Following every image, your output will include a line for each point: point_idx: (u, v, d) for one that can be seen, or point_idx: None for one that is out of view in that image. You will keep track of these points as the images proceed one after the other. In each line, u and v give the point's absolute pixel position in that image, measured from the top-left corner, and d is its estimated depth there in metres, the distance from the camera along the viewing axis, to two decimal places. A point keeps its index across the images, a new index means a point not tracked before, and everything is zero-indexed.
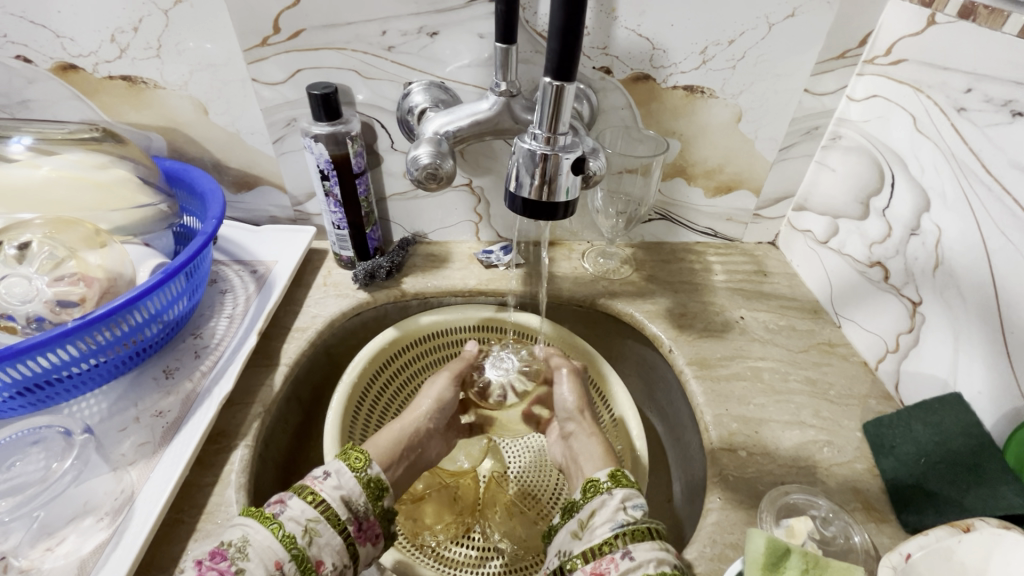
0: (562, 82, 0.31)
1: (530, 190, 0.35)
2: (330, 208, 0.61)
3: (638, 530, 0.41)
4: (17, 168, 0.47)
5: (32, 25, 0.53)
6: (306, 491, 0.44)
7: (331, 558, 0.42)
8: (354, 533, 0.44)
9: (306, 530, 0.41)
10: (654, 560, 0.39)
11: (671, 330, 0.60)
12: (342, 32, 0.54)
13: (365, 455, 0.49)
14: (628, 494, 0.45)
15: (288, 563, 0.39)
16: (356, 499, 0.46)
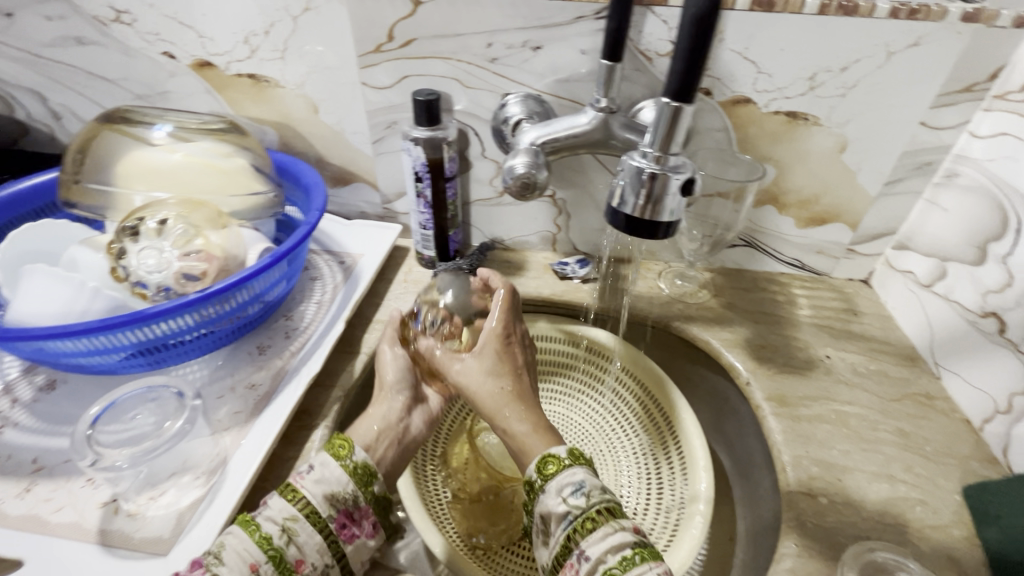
0: (681, 103, 0.31)
1: (634, 208, 0.35)
2: (420, 208, 0.63)
3: (587, 519, 0.38)
4: (158, 151, 0.52)
5: (181, 25, 0.59)
6: (288, 487, 0.40)
7: (312, 556, 0.38)
8: (338, 531, 0.40)
9: (283, 529, 0.38)
10: (610, 550, 0.36)
11: (750, 362, 0.58)
12: (451, 43, 0.56)
13: (349, 444, 0.44)
14: (562, 479, 0.41)
15: (265, 566, 0.36)
16: (345, 493, 0.41)
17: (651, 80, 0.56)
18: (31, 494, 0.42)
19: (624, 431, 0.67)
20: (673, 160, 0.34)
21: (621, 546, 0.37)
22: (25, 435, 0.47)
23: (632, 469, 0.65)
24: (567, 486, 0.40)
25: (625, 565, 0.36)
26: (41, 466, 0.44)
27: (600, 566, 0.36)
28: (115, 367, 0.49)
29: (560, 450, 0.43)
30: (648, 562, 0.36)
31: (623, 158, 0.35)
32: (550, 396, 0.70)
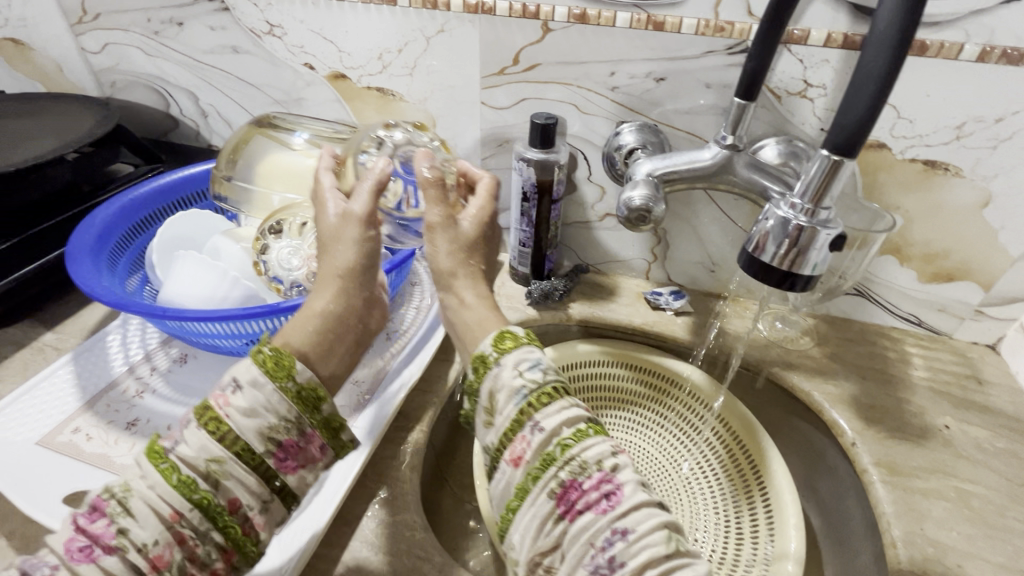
0: (841, 157, 0.31)
1: (774, 257, 0.35)
2: (521, 226, 0.64)
3: (544, 393, 0.36)
4: (297, 156, 0.57)
5: (323, 40, 0.64)
6: (208, 418, 0.34)
7: (246, 496, 0.34)
8: (277, 467, 0.35)
9: (207, 474, 0.33)
10: (564, 422, 0.35)
11: (857, 422, 0.55)
12: (574, 69, 0.57)
13: (288, 361, 0.36)
14: (519, 354, 0.38)
15: (189, 514, 0.32)
16: (284, 420, 0.36)
17: (775, 117, 0.54)
18: None
19: (704, 475, 0.65)
20: (824, 214, 0.34)
21: (576, 419, 0.35)
22: (162, 403, 0.52)
23: (711, 515, 0.62)
24: (525, 362, 0.37)
25: (578, 436, 0.35)
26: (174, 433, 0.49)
27: (555, 437, 0.34)
28: (241, 350, 0.54)
29: (518, 329, 0.40)
30: (601, 435, 0.35)
31: (768, 205, 0.35)
32: (626, 426, 0.68)
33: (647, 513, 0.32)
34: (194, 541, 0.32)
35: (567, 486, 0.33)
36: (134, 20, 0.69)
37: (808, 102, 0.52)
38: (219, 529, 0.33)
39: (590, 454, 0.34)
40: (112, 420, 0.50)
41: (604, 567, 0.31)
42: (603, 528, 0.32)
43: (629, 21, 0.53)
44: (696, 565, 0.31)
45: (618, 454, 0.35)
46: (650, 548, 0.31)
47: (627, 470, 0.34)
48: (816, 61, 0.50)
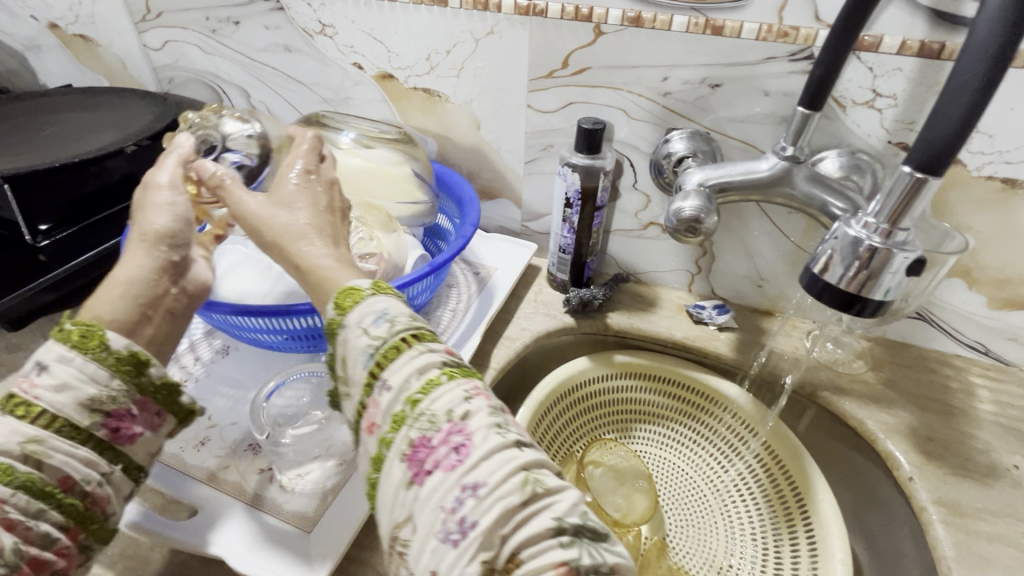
0: (924, 176, 0.31)
1: (842, 279, 0.35)
2: (562, 232, 0.63)
3: (390, 348, 0.35)
4: (342, 155, 0.57)
5: (374, 40, 0.64)
6: (16, 403, 0.32)
7: (79, 471, 0.33)
8: (109, 438, 0.35)
9: (26, 456, 0.31)
10: (416, 373, 0.34)
11: (915, 455, 0.51)
12: (625, 74, 0.56)
13: (97, 331, 0.36)
14: (363, 310, 0.37)
15: (13, 499, 0.31)
16: (106, 390, 0.35)
17: (838, 128, 0.51)
18: (204, 448, 0.48)
19: (741, 497, 0.62)
20: (900, 237, 0.34)
21: (428, 368, 0.34)
22: (203, 393, 0.53)
23: (747, 540, 0.60)
24: (366, 317, 0.36)
25: (427, 388, 0.34)
26: (214, 424, 0.50)
27: (402, 394, 0.34)
28: (280, 345, 0.54)
29: (360, 284, 0.39)
30: (454, 380, 0.34)
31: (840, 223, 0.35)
32: (662, 439, 0.67)
33: (499, 461, 0.31)
34: (25, 524, 0.31)
35: (417, 444, 0.32)
36: (193, 18, 0.71)
37: (876, 113, 0.49)
38: (53, 509, 0.32)
39: (438, 406, 0.33)
40: None
41: (456, 528, 0.29)
42: (452, 486, 0.30)
43: (686, 24, 0.51)
44: (556, 508, 0.30)
45: (472, 399, 0.33)
46: (503, 500, 0.30)
47: (479, 415, 0.33)
48: (887, 70, 0.47)
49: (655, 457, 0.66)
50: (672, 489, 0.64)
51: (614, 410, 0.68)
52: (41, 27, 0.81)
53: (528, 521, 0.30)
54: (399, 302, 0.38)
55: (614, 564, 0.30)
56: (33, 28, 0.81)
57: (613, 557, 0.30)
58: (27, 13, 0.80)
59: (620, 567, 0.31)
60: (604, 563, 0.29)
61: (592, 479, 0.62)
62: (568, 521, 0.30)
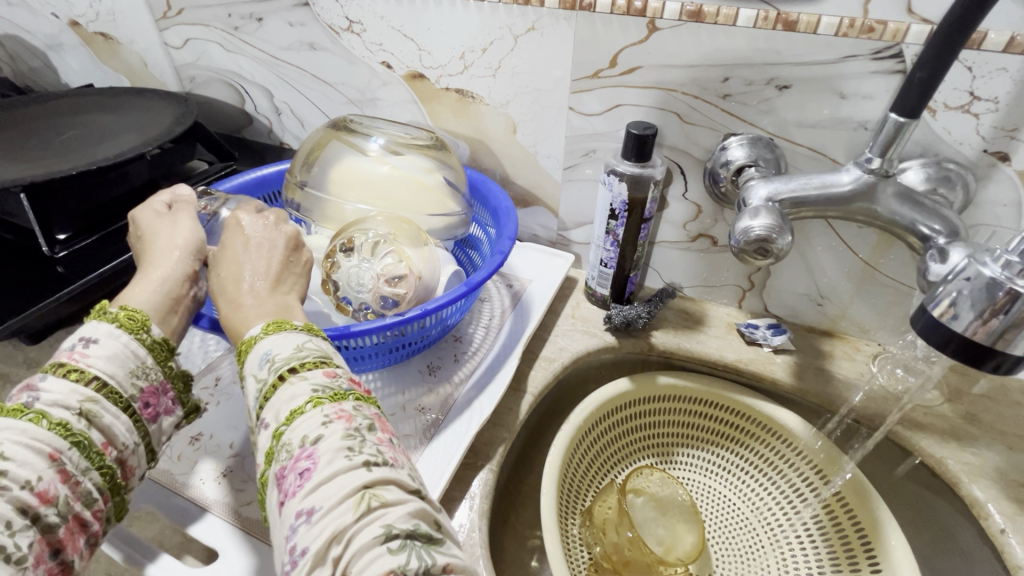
0: None
1: (972, 326, 0.31)
2: (605, 245, 0.58)
3: (268, 387, 0.34)
4: (371, 163, 0.53)
5: (404, 37, 0.60)
6: (67, 368, 0.34)
7: (121, 435, 0.35)
8: (141, 410, 0.36)
9: (81, 413, 0.33)
10: (285, 410, 0.33)
11: (1006, 502, 0.46)
12: (679, 73, 0.51)
13: (142, 317, 0.38)
14: (252, 356, 0.36)
15: (69, 451, 0.32)
16: (142, 366, 0.37)
17: (925, 134, 0.45)
18: (225, 480, 0.45)
19: (797, 535, 0.57)
20: None
21: (296, 397, 0.33)
22: (225, 418, 0.50)
23: None
24: (251, 363, 0.36)
25: (291, 418, 0.33)
26: (236, 452, 0.47)
27: (272, 429, 0.33)
28: None
29: (255, 330, 0.38)
30: (316, 408, 0.33)
31: (969, 262, 0.32)
32: (706, 465, 0.62)
33: (338, 484, 0.30)
34: (75, 479, 0.32)
35: (278, 476, 0.31)
36: (215, 15, 0.68)
37: (972, 119, 0.43)
38: (96, 469, 0.33)
39: (295, 435, 0.32)
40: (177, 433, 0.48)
41: (289, 557, 0.29)
42: (290, 511, 0.30)
43: (754, 19, 0.46)
44: (387, 515, 0.29)
45: (330, 423, 0.32)
46: (336, 520, 0.28)
47: (330, 439, 0.31)
48: (989, 70, 0.42)
49: (700, 484, 0.62)
50: (718, 520, 0.60)
51: (655, 432, 0.64)
52: (62, 25, 0.78)
53: (357, 537, 0.28)
54: (288, 338, 0.37)
55: (446, 565, 0.28)
56: (55, 25, 0.79)
57: (445, 557, 0.28)
58: (47, 10, 0.77)
59: (457, 567, 0.29)
60: (434, 564, 0.28)
61: (633, 508, 0.58)
62: (399, 526, 0.28)
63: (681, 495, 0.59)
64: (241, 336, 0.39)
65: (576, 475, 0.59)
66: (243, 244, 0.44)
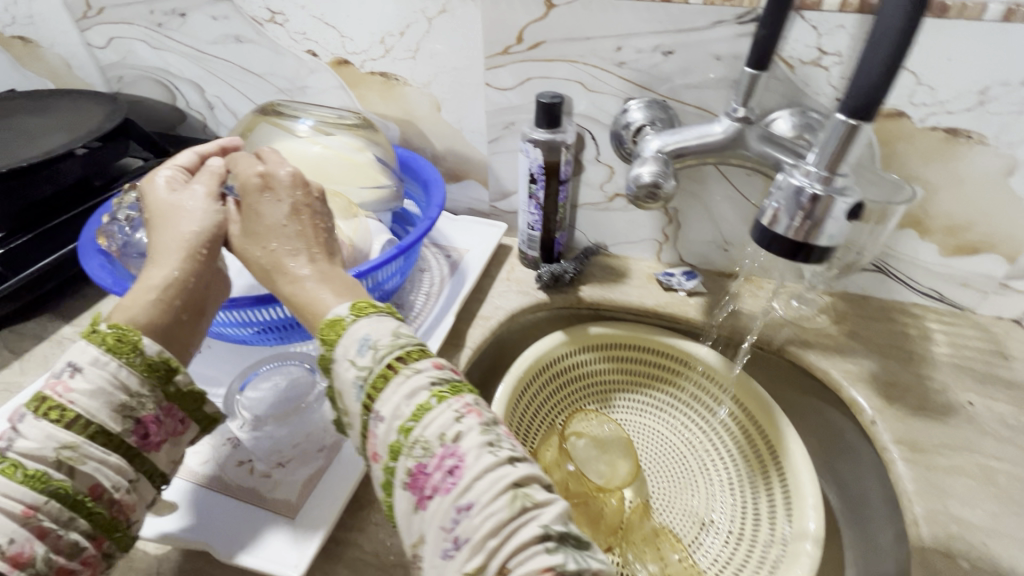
0: (859, 120, 0.34)
1: (789, 229, 0.38)
2: (529, 209, 0.64)
3: (378, 377, 0.35)
4: (301, 142, 0.57)
5: (325, 25, 0.63)
6: (50, 407, 0.35)
7: (107, 479, 0.35)
8: (137, 444, 0.37)
9: (58, 462, 0.34)
10: (406, 399, 0.34)
11: (877, 399, 0.53)
12: (579, 46, 0.56)
13: (133, 336, 0.37)
14: (347, 341, 0.37)
15: (46, 506, 0.33)
16: (131, 398, 0.37)
17: (789, 88, 0.52)
18: None
19: (718, 456, 0.64)
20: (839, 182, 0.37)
21: (417, 392, 0.34)
22: None
23: (727, 497, 0.62)
24: (350, 348, 0.36)
25: (418, 414, 0.34)
26: None
27: (395, 423, 0.34)
28: (252, 338, 0.54)
29: (342, 313, 0.39)
30: (444, 402, 0.34)
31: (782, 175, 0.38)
32: (640, 406, 0.69)
33: (491, 481, 0.31)
34: (56, 533, 0.33)
35: (416, 471, 0.33)
36: (137, 13, 0.69)
37: (823, 71, 0.51)
38: (81, 517, 0.34)
39: (429, 431, 0.33)
40: None
41: (450, 544, 0.31)
42: (446, 507, 0.31)
43: None
44: (542, 515, 0.31)
45: (463, 419, 0.34)
46: (493, 516, 0.30)
47: (470, 436, 0.33)
48: (831, 28, 0.48)
49: (635, 423, 0.68)
50: (652, 452, 0.66)
51: (593, 381, 0.69)
52: None
53: (515, 533, 0.30)
54: (380, 324, 0.38)
55: (597, 569, 0.31)
56: None
57: (596, 561, 0.31)
58: None
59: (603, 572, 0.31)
60: (588, 567, 0.30)
61: (575, 449, 0.64)
62: (554, 527, 0.31)
63: (617, 432, 0.65)
64: (325, 318, 0.39)
65: (521, 424, 0.64)
66: (291, 221, 0.43)
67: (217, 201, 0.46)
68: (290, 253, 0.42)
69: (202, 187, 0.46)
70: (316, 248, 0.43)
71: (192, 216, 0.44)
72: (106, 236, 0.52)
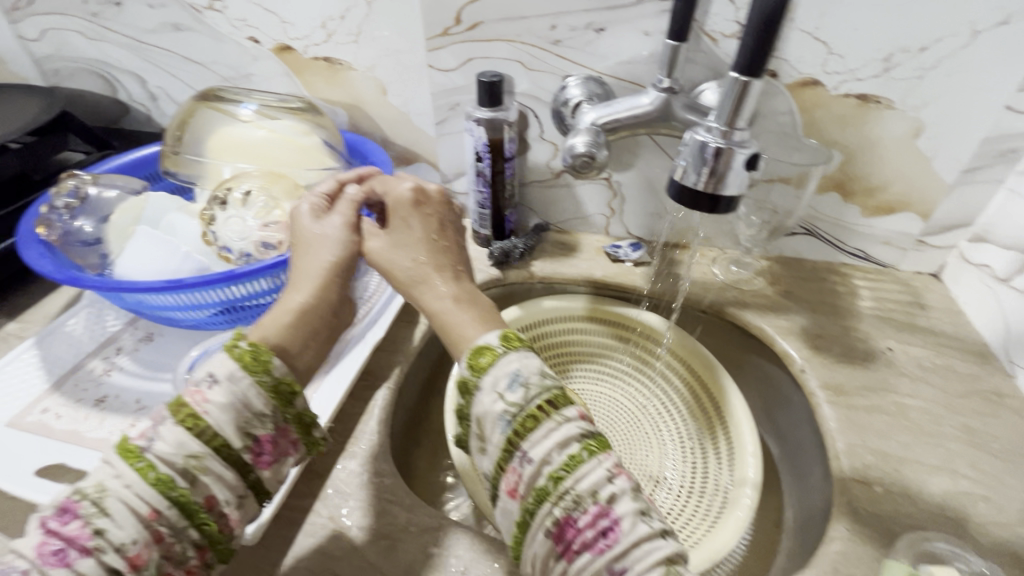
0: (749, 75, 0.36)
1: (698, 182, 0.41)
2: (478, 187, 0.65)
3: (528, 418, 0.36)
4: (246, 127, 0.57)
5: (265, 11, 0.63)
6: (186, 414, 0.35)
7: (222, 492, 0.35)
8: (253, 461, 0.36)
9: (186, 470, 0.33)
10: (555, 446, 0.35)
11: (805, 350, 0.57)
12: (515, 25, 0.58)
13: (265, 356, 0.37)
14: (495, 374, 0.38)
15: (167, 511, 0.32)
16: (257, 415, 0.36)
17: (713, 60, 0.55)
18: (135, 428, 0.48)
19: (670, 416, 0.68)
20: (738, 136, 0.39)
21: (568, 443, 0.35)
22: (130, 379, 0.53)
23: (678, 453, 0.65)
24: (501, 382, 0.37)
25: (571, 465, 0.35)
26: (143, 406, 0.50)
27: (546, 468, 0.35)
28: (203, 323, 0.55)
29: (491, 342, 0.39)
30: (596, 458, 0.35)
31: (689, 132, 0.41)
32: (596, 375, 0.71)
33: (645, 552, 0.32)
34: (169, 540, 0.32)
35: (562, 522, 0.34)
36: (70, 3, 0.68)
37: None
38: (193, 527, 0.33)
39: (583, 486, 0.34)
40: (81, 398, 0.51)
41: None
42: (596, 567, 0.32)
43: None
44: None
45: (615, 480, 0.35)
46: None
47: (624, 501, 0.34)
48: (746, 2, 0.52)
49: (592, 391, 0.71)
50: (609, 418, 0.69)
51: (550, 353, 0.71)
52: None
53: None
54: (530, 360, 0.38)
55: None
56: None
57: None
58: None
59: None
60: None
61: None
62: None
63: None
64: (470, 346, 0.40)
65: None
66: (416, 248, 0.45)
67: (351, 230, 0.46)
68: (433, 276, 0.44)
69: (340, 215, 0.46)
70: (447, 272, 0.45)
71: (327, 244, 0.45)
72: (43, 225, 0.51)
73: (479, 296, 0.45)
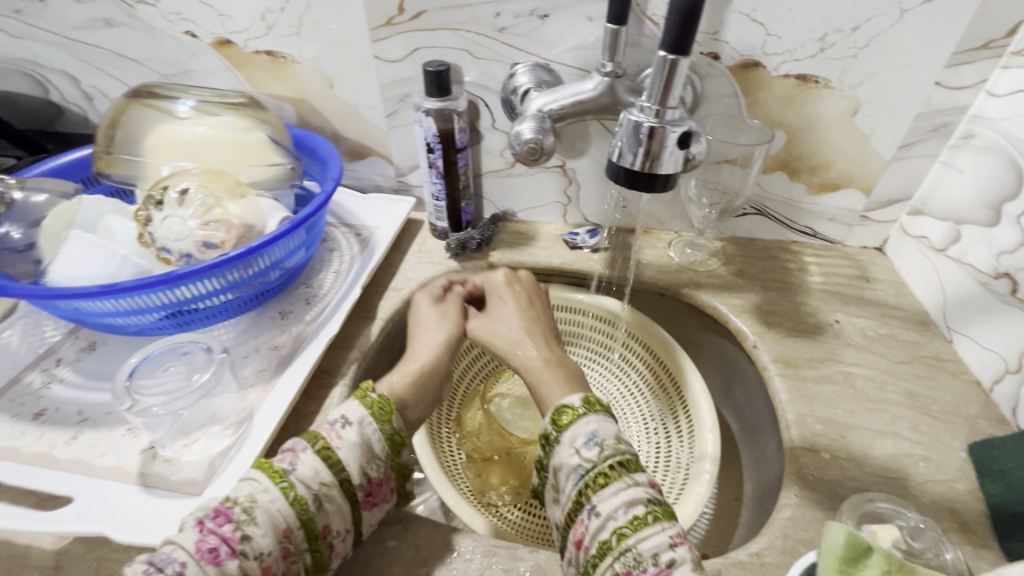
0: (676, 56, 0.37)
1: (633, 162, 0.42)
2: (432, 179, 0.64)
3: (600, 474, 0.39)
4: (185, 124, 0.55)
5: (200, 4, 0.61)
6: (322, 445, 0.39)
7: (338, 524, 0.38)
8: (363, 499, 0.40)
9: (316, 496, 0.37)
10: (621, 505, 0.37)
11: (757, 326, 0.59)
12: (459, 13, 0.57)
13: (389, 408, 0.43)
14: (576, 430, 0.42)
15: (297, 531, 0.36)
16: (375, 459, 0.41)
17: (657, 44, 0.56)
18: (77, 441, 0.46)
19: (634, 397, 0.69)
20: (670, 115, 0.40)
21: (634, 504, 0.37)
22: (70, 390, 0.51)
23: (642, 433, 0.66)
24: (579, 438, 0.41)
25: (636, 525, 0.36)
26: (85, 417, 0.48)
27: (610, 523, 0.37)
28: (148, 328, 0.53)
29: (573, 402, 0.44)
30: (659, 522, 0.36)
31: (624, 113, 0.42)
32: None
33: None
34: (291, 558, 0.36)
35: None
36: None
37: None
38: (309, 551, 0.37)
39: (644, 546, 0.35)
40: (18, 412, 0.48)
41: None
42: None
43: None
44: None
45: (676, 546, 0.35)
46: None
47: (683, 566, 0.34)
48: None
49: None
50: None
51: None
52: None
53: None
54: (608, 423, 0.42)
55: None
56: None
57: None
58: None
59: None
60: None
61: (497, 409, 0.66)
62: None
63: None
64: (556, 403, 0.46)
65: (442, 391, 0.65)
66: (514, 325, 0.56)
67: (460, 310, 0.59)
68: (526, 345, 0.54)
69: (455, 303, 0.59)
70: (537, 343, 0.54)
71: (442, 321, 0.57)
72: None
73: (565, 365, 0.52)
